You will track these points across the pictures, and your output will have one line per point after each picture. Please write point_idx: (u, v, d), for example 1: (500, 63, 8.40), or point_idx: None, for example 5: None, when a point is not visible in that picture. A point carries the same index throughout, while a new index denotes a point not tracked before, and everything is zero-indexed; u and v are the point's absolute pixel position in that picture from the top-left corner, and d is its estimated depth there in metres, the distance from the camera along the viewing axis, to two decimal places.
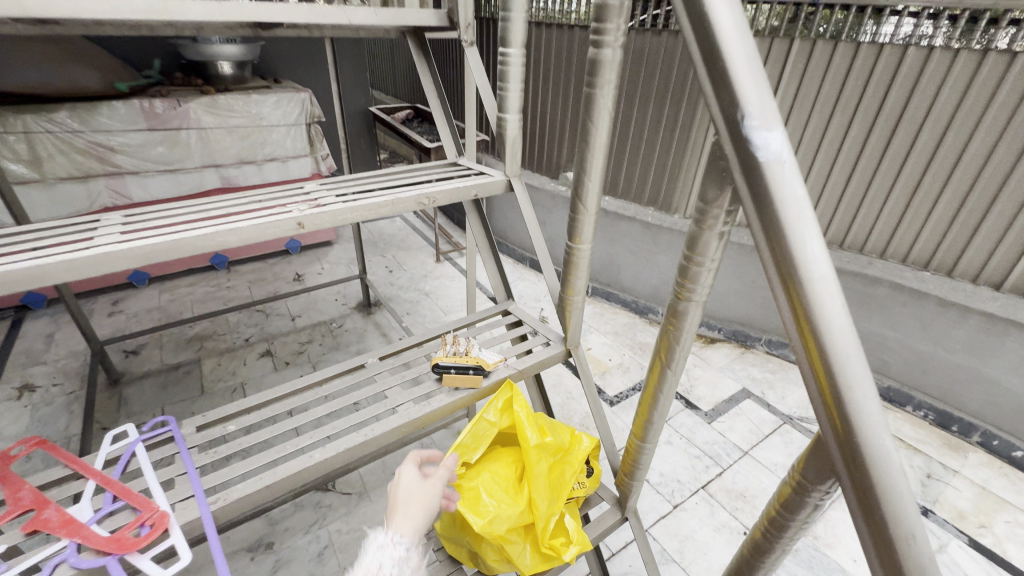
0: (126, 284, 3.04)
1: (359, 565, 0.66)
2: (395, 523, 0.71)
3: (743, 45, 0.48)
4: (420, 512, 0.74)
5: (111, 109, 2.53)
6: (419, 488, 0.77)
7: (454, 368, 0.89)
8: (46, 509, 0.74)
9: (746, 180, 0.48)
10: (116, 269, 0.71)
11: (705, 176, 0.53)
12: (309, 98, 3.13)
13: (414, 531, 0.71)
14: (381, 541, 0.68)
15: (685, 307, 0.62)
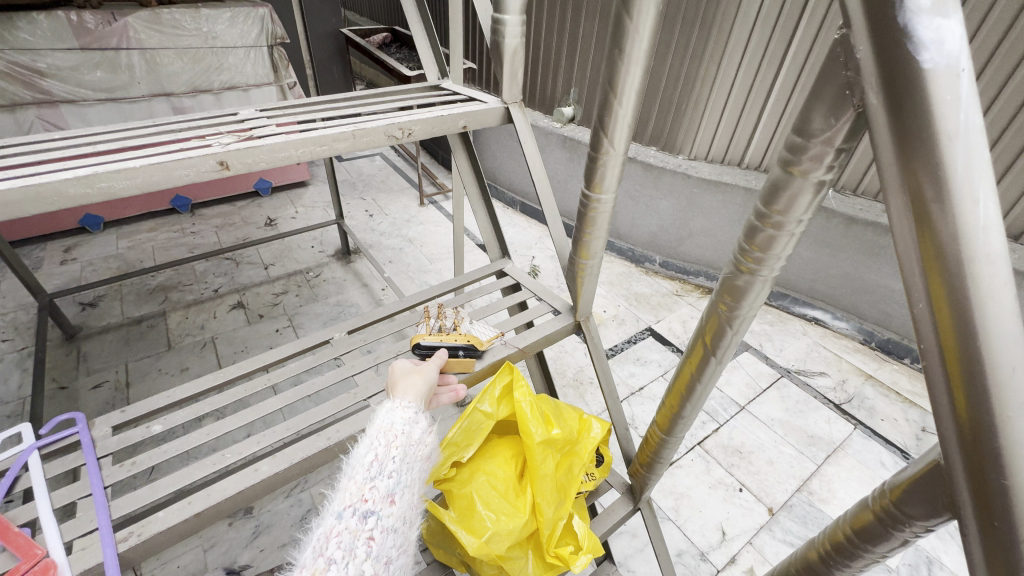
0: (80, 229, 2.77)
1: (372, 423, 0.64)
2: (400, 393, 0.67)
3: None
4: (422, 383, 0.69)
5: (31, 22, 2.16)
6: (415, 365, 0.73)
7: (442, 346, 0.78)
8: None
9: (889, 101, 0.31)
10: None
11: (813, 93, 0.36)
12: (268, 14, 2.73)
13: (422, 399, 0.68)
14: (389, 404, 0.66)
15: (748, 280, 0.46)
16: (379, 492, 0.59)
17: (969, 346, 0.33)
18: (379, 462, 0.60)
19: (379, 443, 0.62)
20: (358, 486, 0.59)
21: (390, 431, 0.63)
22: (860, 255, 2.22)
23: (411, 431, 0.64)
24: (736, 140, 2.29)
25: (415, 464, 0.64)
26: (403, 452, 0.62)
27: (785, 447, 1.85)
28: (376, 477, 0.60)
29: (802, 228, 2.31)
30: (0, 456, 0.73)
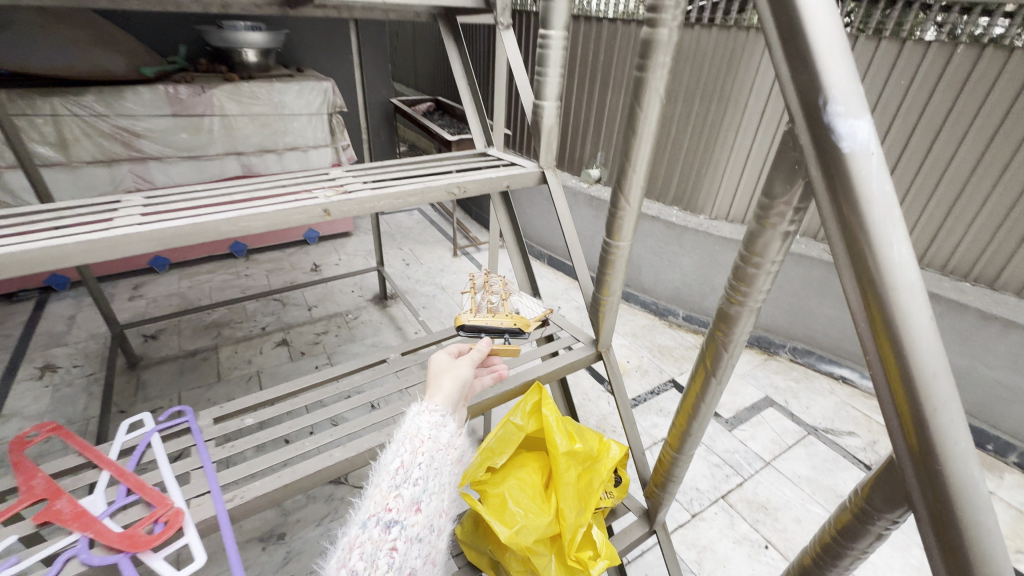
0: (148, 269, 3.07)
1: (399, 431, 0.69)
2: (430, 397, 0.72)
3: (828, 18, 0.42)
4: (453, 388, 0.74)
5: (136, 94, 2.55)
6: (450, 365, 0.77)
7: (485, 331, 0.90)
8: (58, 504, 0.71)
9: (822, 176, 0.44)
10: (136, 252, 0.69)
11: (773, 167, 0.49)
12: (330, 87, 3.11)
13: (450, 403, 0.72)
14: (418, 409, 0.70)
15: (737, 312, 0.57)
16: (404, 500, 0.62)
17: (897, 358, 0.43)
18: (404, 469, 0.64)
19: (405, 451, 0.66)
20: (385, 494, 0.63)
21: (416, 437, 0.67)
22: None
23: (437, 437, 0.68)
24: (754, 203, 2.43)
25: (441, 471, 0.67)
26: (427, 459, 0.66)
27: (812, 506, 1.81)
28: (401, 486, 0.64)
29: (824, 286, 2.37)
30: (127, 436, 0.87)
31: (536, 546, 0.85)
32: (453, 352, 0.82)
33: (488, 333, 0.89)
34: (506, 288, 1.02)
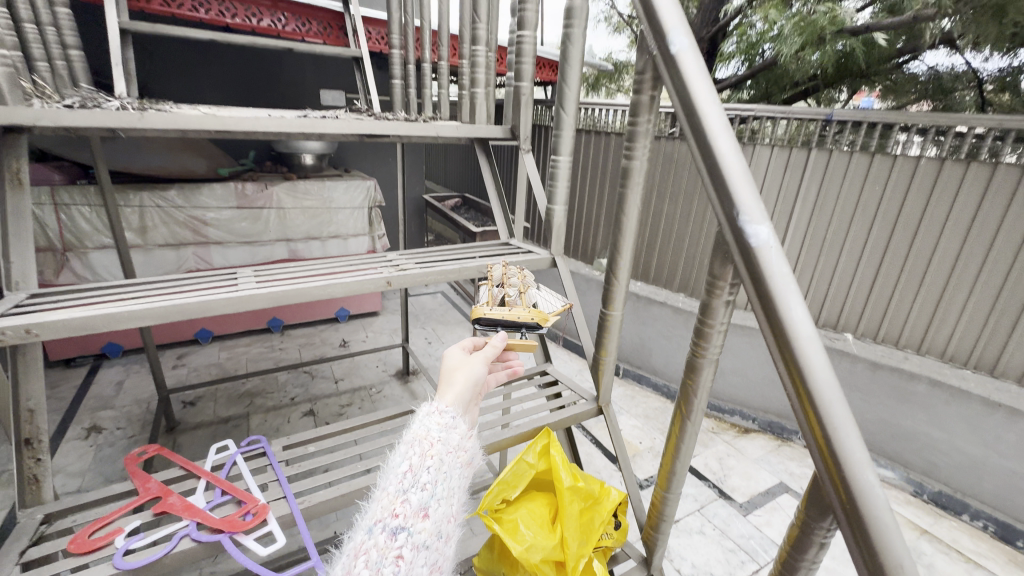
0: (192, 341, 3.33)
1: (408, 435, 0.66)
2: (438, 396, 0.70)
3: (735, 160, 0.65)
4: (462, 387, 0.71)
5: (211, 190, 3.00)
6: (463, 364, 0.75)
7: (500, 325, 0.86)
8: (168, 499, 0.79)
9: (741, 260, 0.63)
10: (254, 307, 0.88)
11: (713, 255, 0.69)
12: (373, 186, 3.56)
13: (459, 404, 0.70)
14: (428, 410, 0.68)
15: (700, 363, 0.74)
16: (411, 506, 0.59)
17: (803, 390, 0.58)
18: (413, 473, 0.61)
19: (414, 454, 0.63)
20: (392, 498, 0.60)
21: (425, 440, 0.64)
22: (892, 399, 2.30)
23: (446, 441, 0.65)
24: None
25: (450, 476, 0.64)
26: (437, 463, 0.63)
27: None
28: (409, 490, 0.60)
29: None
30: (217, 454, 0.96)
31: (542, 572, 0.93)
32: (468, 349, 0.80)
33: (504, 327, 0.86)
34: (523, 281, 0.99)
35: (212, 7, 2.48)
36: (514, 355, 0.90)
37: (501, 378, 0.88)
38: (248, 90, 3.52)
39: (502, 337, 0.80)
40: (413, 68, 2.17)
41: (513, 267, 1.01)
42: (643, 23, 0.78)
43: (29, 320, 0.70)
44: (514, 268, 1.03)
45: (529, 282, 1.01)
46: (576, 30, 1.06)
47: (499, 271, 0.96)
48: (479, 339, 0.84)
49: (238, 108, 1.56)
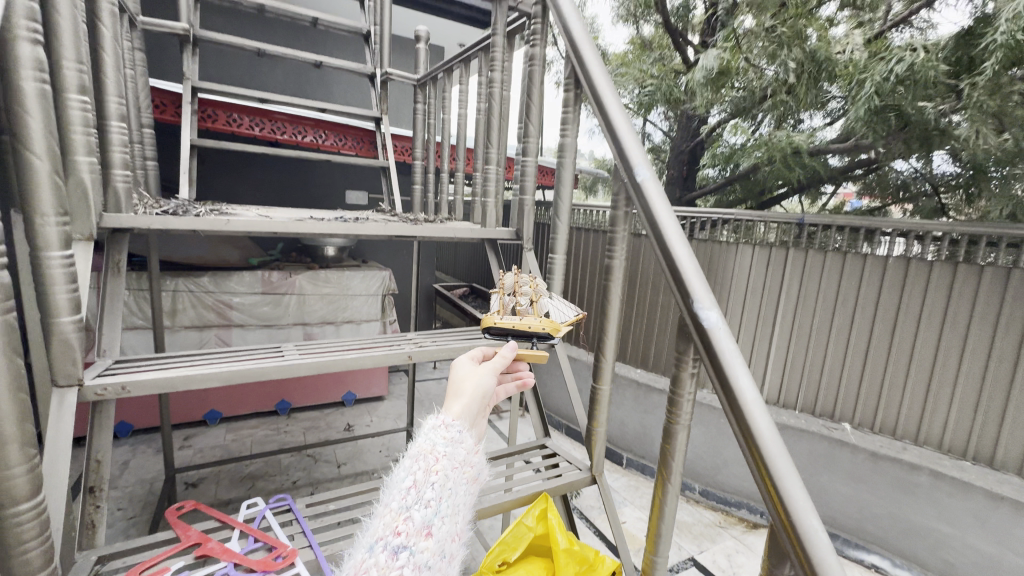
0: (200, 421, 3.38)
1: (411, 445, 0.57)
2: (444, 410, 0.62)
3: (691, 263, 0.84)
4: (470, 400, 0.63)
5: (240, 277, 3.26)
6: (472, 372, 0.67)
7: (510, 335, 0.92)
8: (208, 543, 0.89)
9: (699, 338, 0.79)
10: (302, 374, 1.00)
11: (677, 336, 0.85)
12: (388, 275, 3.82)
13: (467, 416, 0.62)
14: (433, 422, 0.59)
15: (674, 429, 0.86)
16: (414, 523, 0.50)
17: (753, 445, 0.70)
18: (416, 489, 0.52)
19: (417, 467, 0.54)
20: (392, 516, 0.50)
21: (430, 452, 0.55)
22: (897, 492, 2.28)
23: (453, 456, 0.56)
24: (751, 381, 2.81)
25: (456, 493, 0.55)
26: (443, 478, 0.54)
27: None
28: (411, 508, 0.51)
29: (831, 461, 2.46)
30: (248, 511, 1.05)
31: None
32: (477, 358, 0.73)
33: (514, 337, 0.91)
34: (536, 289, 1.04)
35: (265, 126, 3.02)
36: (524, 367, 0.83)
37: (510, 391, 0.79)
38: (283, 190, 3.96)
39: (510, 348, 0.76)
40: (433, 175, 2.50)
41: (526, 275, 1.06)
42: (620, 161, 1.03)
43: (124, 378, 0.82)
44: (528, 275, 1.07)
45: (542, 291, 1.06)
46: (568, 160, 1.34)
47: (512, 281, 1.05)
48: (487, 351, 0.77)
49: (285, 209, 1.83)
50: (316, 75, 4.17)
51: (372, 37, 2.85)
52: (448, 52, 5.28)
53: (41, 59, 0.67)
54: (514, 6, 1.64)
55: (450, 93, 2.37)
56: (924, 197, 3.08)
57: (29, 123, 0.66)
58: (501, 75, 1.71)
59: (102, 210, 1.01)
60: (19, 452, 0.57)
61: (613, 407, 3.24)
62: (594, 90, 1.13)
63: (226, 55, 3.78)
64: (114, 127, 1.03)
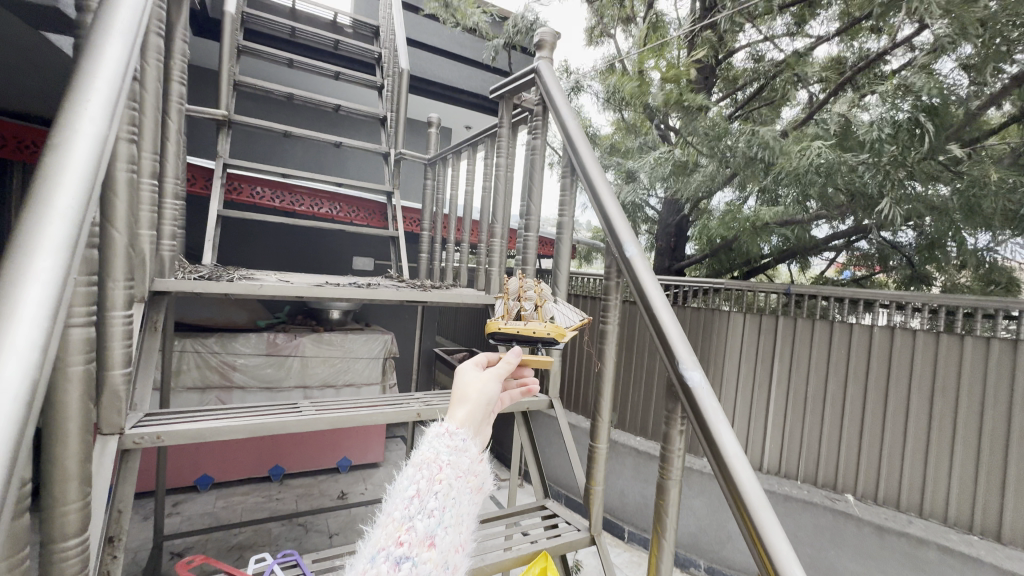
0: (191, 487, 3.30)
1: (416, 453, 0.64)
2: (449, 417, 0.69)
3: (675, 329, 0.96)
4: (472, 408, 0.70)
5: (245, 338, 3.34)
6: (476, 380, 0.74)
7: (517, 340, 1.09)
8: None
9: (685, 395, 0.90)
10: (316, 429, 1.08)
11: (666, 395, 0.95)
12: (390, 339, 3.88)
13: (469, 426, 0.69)
14: (438, 431, 0.66)
15: (666, 483, 0.95)
16: (416, 534, 0.55)
17: (736, 495, 0.78)
18: (419, 498, 0.59)
19: (421, 478, 0.60)
20: (396, 526, 0.56)
21: (433, 463, 0.62)
22: (908, 569, 2.21)
23: (455, 465, 0.63)
24: (751, 449, 2.83)
25: (458, 503, 0.61)
26: (445, 488, 0.60)
27: None
28: (414, 518, 0.57)
29: (838, 535, 2.41)
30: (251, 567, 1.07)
31: None
32: (483, 362, 0.80)
33: (521, 342, 1.08)
34: (540, 295, 1.23)
35: (285, 198, 3.28)
36: (529, 372, 0.88)
37: (516, 396, 0.85)
38: (294, 256, 4.15)
39: (514, 354, 0.81)
40: (439, 244, 2.66)
41: (531, 282, 1.24)
42: (611, 238, 1.17)
43: (159, 428, 0.92)
44: (532, 282, 1.25)
45: (546, 295, 1.24)
46: (565, 235, 1.49)
47: (519, 287, 1.23)
48: (491, 355, 0.83)
49: (302, 275, 1.96)
50: (333, 153, 4.54)
51: (388, 121, 3.15)
52: (455, 134, 5.73)
53: (129, 154, 0.81)
54: (517, 102, 1.87)
55: (458, 172, 2.60)
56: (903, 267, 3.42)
57: (116, 204, 0.80)
58: (506, 158, 1.91)
59: (153, 275, 1.13)
60: (77, 490, 0.68)
61: (614, 477, 3.17)
62: (586, 175, 1.30)
63: (253, 135, 4.15)
64: (168, 204, 1.18)
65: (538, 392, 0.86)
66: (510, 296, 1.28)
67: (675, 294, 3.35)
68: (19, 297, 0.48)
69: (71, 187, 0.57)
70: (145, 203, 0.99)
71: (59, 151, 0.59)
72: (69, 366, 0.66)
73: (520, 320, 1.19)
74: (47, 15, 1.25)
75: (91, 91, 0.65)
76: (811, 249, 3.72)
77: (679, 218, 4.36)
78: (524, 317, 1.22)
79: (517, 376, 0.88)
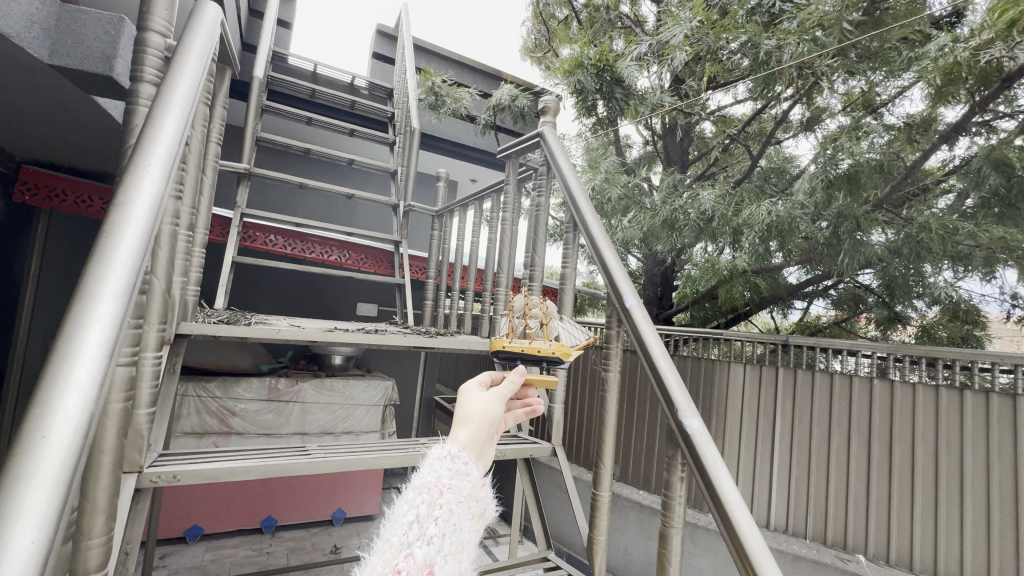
0: (180, 538, 3.20)
1: (415, 477, 0.67)
2: (451, 438, 0.73)
3: (674, 378, 1.00)
4: (474, 428, 0.75)
5: (247, 383, 3.34)
6: (480, 401, 0.79)
7: (521, 359, 1.13)
8: None
9: (685, 442, 0.94)
10: (326, 471, 1.12)
11: (666, 442, 0.99)
12: (391, 386, 3.84)
13: (470, 448, 0.73)
14: (440, 454, 0.70)
15: (668, 531, 0.97)
16: (415, 561, 0.57)
17: (737, 544, 0.80)
18: (419, 524, 0.61)
19: (421, 503, 0.63)
20: (395, 552, 0.58)
21: (434, 487, 0.65)
22: None
23: (456, 490, 0.66)
24: (756, 504, 2.78)
25: (457, 529, 0.64)
26: (445, 514, 0.63)
27: None
28: (413, 544, 0.59)
29: None
30: None
31: None
32: (487, 381, 0.86)
33: (525, 361, 1.13)
34: (545, 313, 1.29)
35: (296, 246, 3.42)
36: (532, 393, 0.92)
37: (520, 416, 0.89)
38: (299, 302, 4.23)
39: (518, 373, 0.87)
40: (443, 292, 2.72)
41: (537, 301, 1.30)
42: (611, 289, 1.23)
43: (176, 468, 0.96)
44: (537, 300, 1.31)
45: (551, 313, 1.31)
46: (569, 285, 1.56)
47: (523, 306, 1.30)
48: (496, 375, 0.88)
49: (311, 321, 2.00)
50: (344, 204, 4.71)
51: (399, 175, 3.32)
52: (461, 187, 5.97)
53: (173, 208, 0.90)
54: (523, 161, 1.99)
55: (464, 223, 2.70)
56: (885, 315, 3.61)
57: (158, 255, 0.88)
58: (511, 212, 2.01)
59: (180, 319, 1.20)
60: (101, 524, 0.76)
61: (617, 532, 3.07)
62: (588, 229, 1.38)
63: (268, 187, 4.35)
64: (196, 253, 1.26)
65: (542, 412, 0.90)
66: (514, 313, 1.33)
67: (675, 342, 3.40)
68: (85, 338, 0.54)
69: (131, 240, 0.65)
70: (180, 253, 1.07)
71: (123, 209, 0.67)
72: (110, 402, 0.75)
73: (525, 336, 1.25)
74: (100, 84, 1.39)
75: (152, 156, 0.74)
76: (790, 296, 3.93)
77: (664, 268, 4.55)
78: (529, 334, 1.28)
79: (521, 397, 0.92)
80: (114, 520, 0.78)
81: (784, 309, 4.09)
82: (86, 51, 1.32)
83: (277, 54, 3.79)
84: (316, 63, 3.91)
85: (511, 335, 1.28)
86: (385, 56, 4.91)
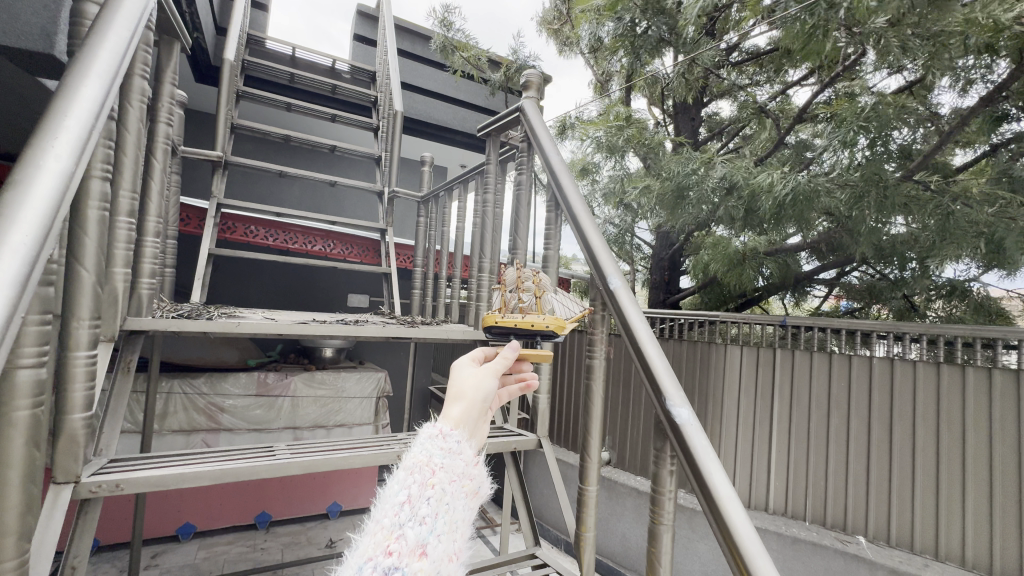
0: (172, 536, 3.16)
1: (405, 458, 0.59)
2: (444, 416, 0.66)
3: (663, 364, 0.93)
4: (467, 406, 0.67)
5: (235, 379, 3.27)
6: (473, 374, 0.72)
7: (515, 334, 1.05)
8: None
9: (674, 434, 0.86)
10: (292, 473, 1.06)
11: (654, 433, 0.92)
12: (383, 376, 3.78)
13: (464, 425, 0.66)
14: (431, 433, 0.63)
15: (658, 528, 0.90)
16: (407, 543, 0.50)
17: (731, 539, 0.73)
18: (410, 505, 0.54)
19: (413, 483, 0.56)
20: (385, 534, 0.51)
21: (427, 467, 0.58)
22: None
23: (449, 469, 0.59)
24: (754, 487, 2.75)
25: (452, 509, 0.56)
26: (437, 493, 0.56)
27: None
28: (405, 526, 0.52)
29: None
30: None
31: None
32: (481, 357, 0.78)
33: (519, 336, 1.04)
34: (539, 285, 1.19)
35: (278, 237, 3.33)
36: (528, 367, 0.85)
37: (514, 393, 0.82)
38: (287, 295, 4.15)
39: (512, 348, 0.79)
40: (432, 279, 2.63)
41: (530, 273, 1.21)
42: (595, 271, 1.16)
43: (119, 477, 0.89)
44: (531, 272, 1.22)
45: (545, 286, 1.21)
46: (552, 266, 1.48)
47: (517, 279, 1.21)
48: (490, 350, 0.81)
49: (289, 313, 1.91)
50: (330, 193, 4.61)
51: (382, 160, 3.21)
52: (450, 172, 5.87)
53: (103, 192, 0.85)
54: (504, 140, 1.91)
55: (449, 206, 2.60)
56: (896, 300, 3.62)
57: (85, 242, 0.83)
58: (494, 194, 1.94)
59: (127, 314, 1.12)
60: (14, 546, 0.69)
61: (614, 519, 3.03)
62: (571, 208, 1.29)
63: (250, 177, 4.24)
64: (149, 243, 1.18)
65: (538, 386, 0.83)
66: (507, 287, 1.23)
67: (675, 326, 3.33)
68: None
69: (25, 227, 0.55)
70: (122, 240, 1.00)
71: (19, 189, 0.57)
72: (13, 409, 0.68)
73: (517, 311, 1.16)
74: (39, 62, 1.29)
75: (62, 130, 0.65)
76: (799, 282, 3.97)
77: (672, 252, 4.63)
78: (523, 308, 1.17)
79: (516, 371, 0.84)
80: (30, 540, 0.71)
81: (798, 295, 4.12)
82: (22, 27, 1.21)
83: (254, 37, 3.65)
84: (294, 47, 3.77)
85: (505, 311, 1.19)
86: (367, 38, 4.76)
